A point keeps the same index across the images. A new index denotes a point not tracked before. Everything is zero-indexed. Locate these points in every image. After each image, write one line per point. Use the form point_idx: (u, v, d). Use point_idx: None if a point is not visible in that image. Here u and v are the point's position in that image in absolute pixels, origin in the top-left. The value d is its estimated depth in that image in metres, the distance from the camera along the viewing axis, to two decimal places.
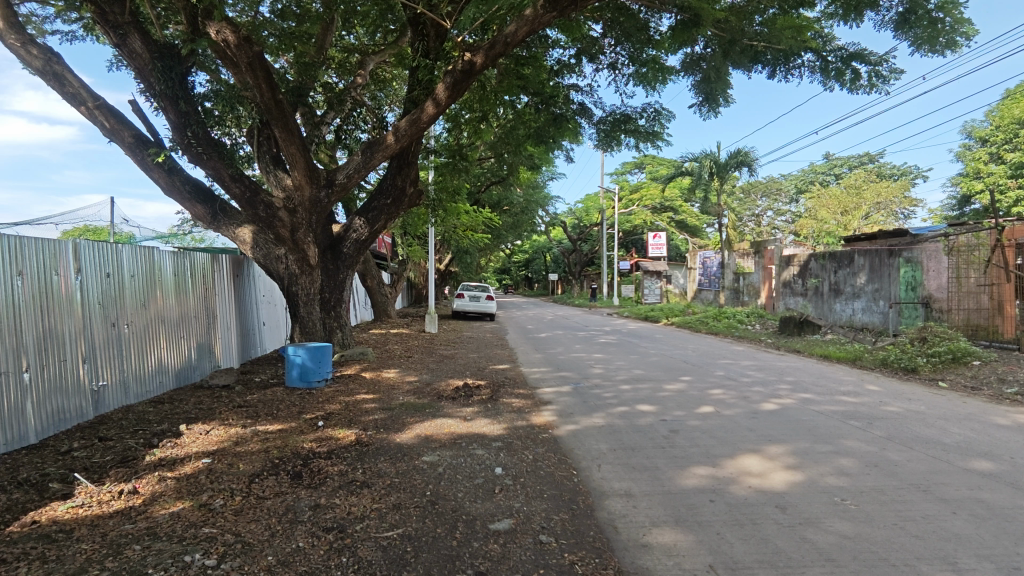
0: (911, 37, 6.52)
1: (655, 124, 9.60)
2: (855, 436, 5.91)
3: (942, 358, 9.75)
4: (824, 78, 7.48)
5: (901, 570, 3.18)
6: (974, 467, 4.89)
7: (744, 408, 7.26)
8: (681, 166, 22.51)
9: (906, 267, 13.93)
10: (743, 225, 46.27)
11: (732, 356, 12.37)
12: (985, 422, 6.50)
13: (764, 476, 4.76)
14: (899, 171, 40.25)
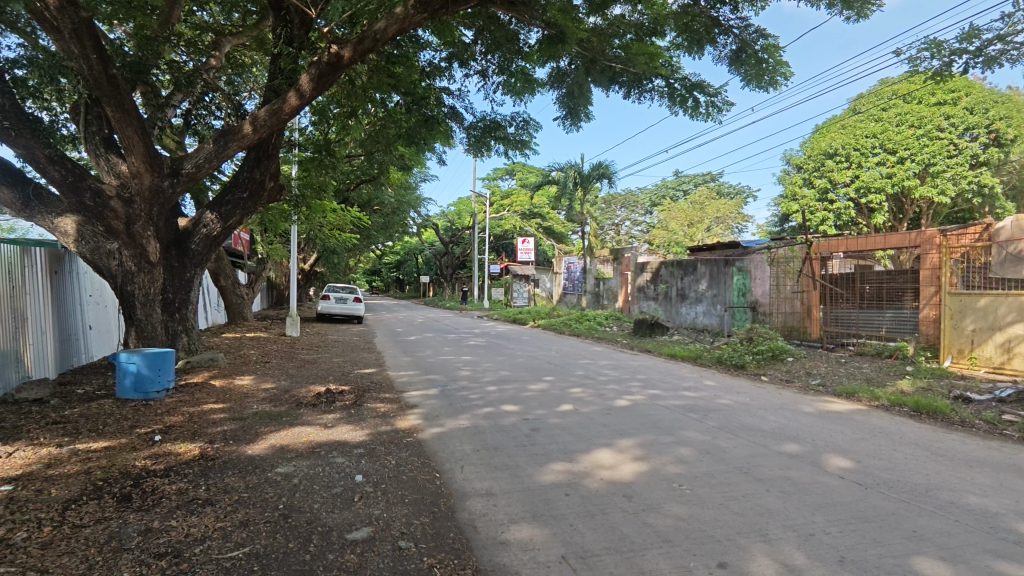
0: (741, 74, 7.41)
1: (523, 133, 9.90)
2: (693, 427, 6.57)
3: (764, 355, 11.17)
4: (671, 103, 8.25)
5: (724, 545, 3.59)
6: (784, 450, 5.68)
7: (599, 405, 7.75)
8: (549, 174, 23.53)
9: (738, 274, 15.68)
10: (604, 233, 49.34)
11: (592, 356, 13.14)
12: (794, 410, 7.56)
13: (614, 468, 5.12)
14: (735, 190, 45.44)
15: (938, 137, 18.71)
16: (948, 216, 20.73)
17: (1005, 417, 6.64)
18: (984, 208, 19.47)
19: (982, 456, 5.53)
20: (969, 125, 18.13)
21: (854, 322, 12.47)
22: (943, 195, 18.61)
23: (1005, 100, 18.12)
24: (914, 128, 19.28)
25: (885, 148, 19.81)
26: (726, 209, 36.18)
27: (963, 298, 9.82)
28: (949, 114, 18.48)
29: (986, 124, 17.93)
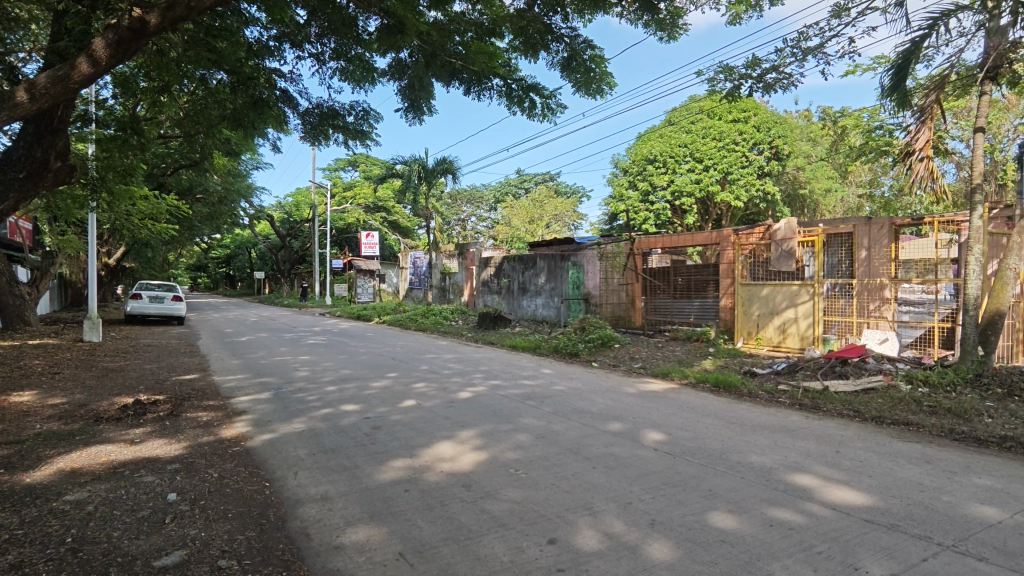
0: (572, 80, 7.91)
1: (363, 123, 9.55)
2: (530, 414, 6.91)
3: (595, 343, 12.09)
4: (509, 102, 8.53)
5: (554, 522, 3.83)
6: (609, 428, 6.21)
7: (442, 399, 7.81)
8: (393, 167, 23.03)
9: (572, 269, 16.73)
10: (451, 228, 49.54)
11: (437, 351, 13.17)
12: (619, 392, 8.31)
13: (454, 459, 5.20)
14: (571, 190, 48.45)
15: (734, 150, 21.72)
16: (742, 218, 24.13)
17: (780, 386, 7.94)
18: (768, 212, 23.03)
19: (763, 421, 6.56)
20: (756, 140, 21.38)
21: (669, 311, 14.02)
22: (737, 199, 21.65)
23: (781, 121, 21.70)
24: (715, 141, 22.11)
25: (694, 157, 22.44)
26: (563, 206, 38.74)
27: (751, 288, 11.54)
28: (742, 130, 21.54)
29: (769, 141, 21.35)
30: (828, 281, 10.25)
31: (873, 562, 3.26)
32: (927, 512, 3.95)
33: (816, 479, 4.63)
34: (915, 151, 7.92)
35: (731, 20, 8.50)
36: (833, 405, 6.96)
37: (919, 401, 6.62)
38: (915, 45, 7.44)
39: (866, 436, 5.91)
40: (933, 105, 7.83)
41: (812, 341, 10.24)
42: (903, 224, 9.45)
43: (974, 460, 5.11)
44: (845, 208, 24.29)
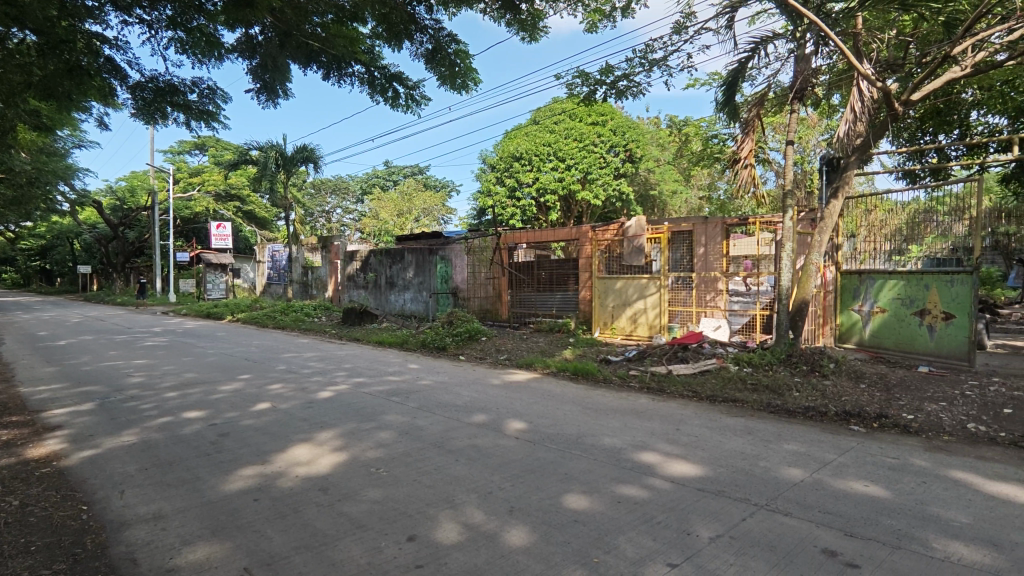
0: (437, 73, 7.83)
1: (208, 102, 8.65)
2: (394, 411, 6.77)
3: (462, 337, 12.15)
4: (371, 90, 8.23)
5: (414, 518, 3.79)
6: (473, 420, 6.28)
7: (300, 400, 7.38)
8: (247, 152, 21.29)
9: (441, 263, 16.81)
10: (314, 220, 46.91)
11: (297, 349, 12.43)
12: (485, 384, 8.45)
13: (311, 463, 4.94)
14: (441, 184, 48.19)
15: (593, 151, 22.98)
16: (601, 216, 25.57)
17: (632, 372, 8.57)
18: (624, 211, 24.68)
19: (615, 405, 7.04)
20: (612, 143, 22.82)
21: (533, 303, 14.51)
22: (596, 198, 22.91)
23: (633, 126, 23.31)
24: (577, 141, 23.25)
25: (557, 157, 23.41)
26: (432, 199, 38.53)
27: (606, 281, 12.36)
28: (600, 133, 22.84)
29: (624, 144, 22.89)
30: (672, 274, 11.30)
31: (703, 526, 3.63)
32: (747, 477, 4.49)
33: (658, 456, 5.05)
34: (741, 160, 8.93)
35: (588, 28, 8.95)
36: (675, 387, 7.67)
37: (744, 379, 7.50)
38: (742, 66, 8.35)
39: (701, 413, 6.59)
40: (755, 120, 8.88)
41: (659, 329, 11.37)
42: (733, 223, 10.56)
43: (785, 429, 5.90)
44: (688, 208, 27.01)
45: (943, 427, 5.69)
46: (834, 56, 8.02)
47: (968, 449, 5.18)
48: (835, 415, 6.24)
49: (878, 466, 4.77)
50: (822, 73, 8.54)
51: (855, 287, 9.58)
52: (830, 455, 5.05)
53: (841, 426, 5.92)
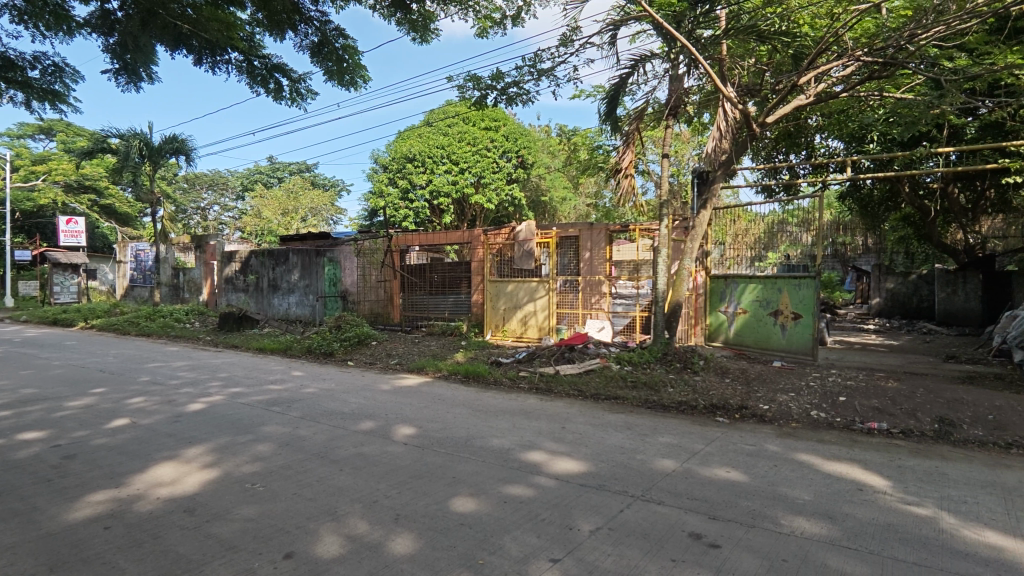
0: (323, 67, 7.51)
1: (55, 80, 7.64)
2: (274, 421, 6.38)
3: (350, 342, 11.74)
4: (251, 80, 7.72)
5: (293, 534, 3.59)
6: (360, 428, 6.09)
7: (166, 414, 6.74)
8: (103, 140, 19.08)
9: (328, 265, 16.16)
10: (187, 217, 43.06)
11: (164, 358, 11.33)
12: (374, 389, 8.22)
13: (176, 483, 4.52)
14: (330, 182, 46.28)
15: (486, 155, 23.30)
16: (493, 219, 25.97)
17: (521, 373, 8.76)
18: (516, 215, 25.26)
19: (505, 406, 7.15)
20: (505, 149, 23.42)
21: (425, 306, 14.35)
22: (489, 202, 23.25)
23: (526, 133, 24.21)
24: (470, 146, 23.29)
25: (450, 160, 23.14)
26: (320, 199, 36.92)
27: (497, 284, 12.51)
28: (493, 137, 23.24)
29: (516, 151, 23.66)
30: (560, 277, 11.72)
31: (584, 520, 3.78)
32: (625, 470, 4.75)
33: (544, 454, 5.21)
34: (622, 170, 9.47)
35: (479, 33, 9.04)
36: (562, 387, 7.95)
37: (625, 377, 7.94)
38: (623, 81, 8.85)
39: (585, 411, 6.88)
40: (634, 133, 9.44)
41: (547, 330, 11.74)
42: (615, 229, 11.12)
43: (661, 423, 6.32)
44: (576, 214, 28.18)
45: (792, 415, 6.39)
46: (703, 78, 8.74)
47: (811, 434, 5.85)
48: (704, 408, 6.79)
49: (739, 453, 5.24)
50: (693, 93, 9.28)
51: (722, 290, 10.50)
52: (699, 445, 5.48)
53: (709, 418, 6.46)
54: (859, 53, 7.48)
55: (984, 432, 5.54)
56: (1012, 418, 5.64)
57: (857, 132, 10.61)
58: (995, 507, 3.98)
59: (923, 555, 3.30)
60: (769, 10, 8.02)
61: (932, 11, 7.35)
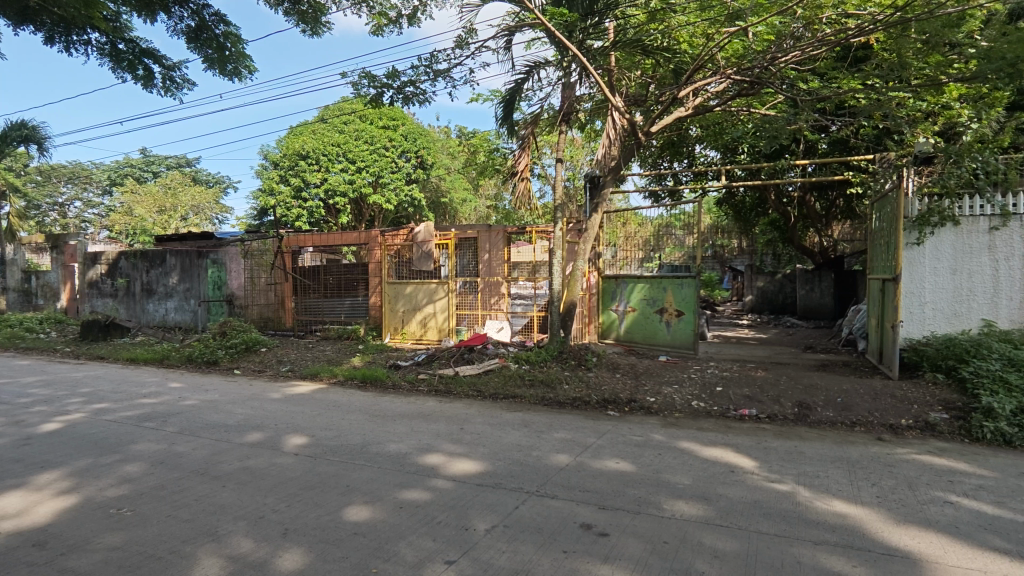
0: (202, 55, 6.99)
1: None
2: (146, 438, 5.84)
3: (237, 349, 11.00)
4: (115, 64, 7.00)
5: (165, 560, 3.31)
6: (246, 440, 5.73)
7: (12, 437, 5.94)
8: None
9: (212, 267, 15.06)
10: (42, 214, 38.21)
11: (10, 374, 9.98)
12: (263, 399, 7.77)
13: (23, 514, 4.00)
14: (215, 178, 43.07)
15: (384, 155, 22.77)
16: (392, 220, 25.42)
17: (420, 376, 8.67)
18: (415, 216, 24.92)
19: (403, 410, 7.04)
20: (404, 149, 23.06)
21: (319, 310, 13.77)
22: (388, 202, 22.71)
23: (425, 133, 23.99)
24: (367, 144, 22.61)
25: (347, 158, 22.37)
26: (202, 196, 34.25)
27: (396, 286, 12.27)
28: (391, 137, 22.77)
29: (415, 151, 23.37)
30: (460, 278, 11.72)
31: (480, 519, 3.82)
32: (521, 468, 4.85)
33: (442, 456, 5.19)
34: (518, 173, 9.66)
35: (374, 30, 8.83)
36: (461, 389, 7.98)
37: (522, 376, 8.10)
38: (519, 86, 9.02)
39: (484, 411, 6.94)
40: (530, 137, 9.66)
41: (447, 332, 11.73)
42: (513, 231, 11.30)
43: (556, 419, 6.52)
44: (476, 215, 28.37)
45: (675, 406, 6.85)
46: (593, 87, 9.13)
47: (692, 423, 6.31)
48: (597, 403, 7.12)
49: (627, 444, 5.54)
50: (585, 100, 9.67)
51: (613, 290, 11.02)
52: (591, 439, 5.72)
53: (601, 413, 6.77)
54: (730, 71, 8.15)
55: (834, 413, 6.25)
56: (855, 400, 6.42)
57: (730, 143, 11.57)
58: (841, 479, 4.51)
59: (782, 527, 3.67)
60: (652, 26, 8.53)
61: (790, 38, 8.18)
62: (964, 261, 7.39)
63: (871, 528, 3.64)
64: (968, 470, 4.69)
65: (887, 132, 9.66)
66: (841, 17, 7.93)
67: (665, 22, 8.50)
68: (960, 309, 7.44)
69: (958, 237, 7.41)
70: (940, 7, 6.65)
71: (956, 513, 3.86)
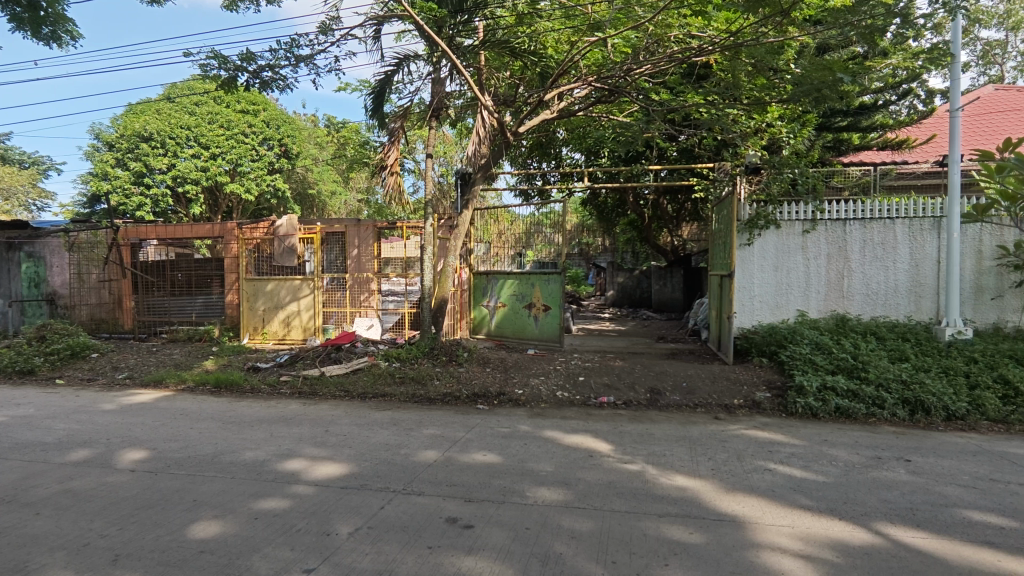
0: (9, 14, 5.96)
1: None
2: None
3: (60, 355, 9.58)
4: None
5: None
6: (69, 459, 5.04)
7: None
8: None
9: (26, 262, 13.09)
10: None
11: None
12: (92, 411, 6.87)
13: None
14: (31, 158, 37.06)
15: (243, 141, 21.01)
16: (253, 212, 23.59)
17: (283, 377, 8.18)
18: (279, 208, 23.37)
19: (261, 415, 6.61)
20: (265, 136, 21.45)
21: (165, 309, 12.44)
22: (248, 192, 20.99)
23: (290, 121, 22.53)
24: (223, 129, 20.72)
25: (198, 142, 20.33)
26: (13, 178, 29.32)
27: (255, 283, 11.48)
28: (250, 122, 21.08)
29: (278, 139, 21.83)
30: (327, 275, 11.21)
31: (342, 523, 3.71)
32: (388, 467, 4.78)
33: (304, 461, 4.96)
34: (387, 167, 9.45)
35: (227, 5, 8.12)
36: (327, 390, 7.68)
37: (392, 373, 7.96)
38: (388, 78, 8.82)
39: (351, 412, 6.73)
40: (399, 131, 9.48)
41: (314, 331, 11.20)
42: (383, 226, 11.01)
43: (426, 416, 6.50)
44: (347, 209, 27.37)
45: (541, 397, 7.15)
46: (463, 85, 9.18)
47: (556, 412, 6.62)
48: (467, 398, 7.22)
49: (494, 436, 5.67)
50: (455, 97, 9.71)
51: (484, 286, 11.21)
52: (460, 433, 5.78)
53: (470, 407, 6.88)
54: (592, 78, 8.63)
55: (680, 397, 6.89)
56: (698, 383, 7.13)
57: (593, 146, 12.26)
58: (684, 456, 4.99)
59: (632, 503, 3.99)
60: (520, 29, 8.75)
61: (644, 52, 8.82)
62: (784, 259, 8.50)
63: (706, 497, 4.08)
64: (785, 440, 5.43)
65: (724, 144, 10.83)
66: (687, 37, 8.72)
67: (532, 26, 8.77)
68: (781, 301, 8.55)
69: (779, 239, 8.50)
70: (764, 36, 7.57)
71: (773, 478, 4.45)
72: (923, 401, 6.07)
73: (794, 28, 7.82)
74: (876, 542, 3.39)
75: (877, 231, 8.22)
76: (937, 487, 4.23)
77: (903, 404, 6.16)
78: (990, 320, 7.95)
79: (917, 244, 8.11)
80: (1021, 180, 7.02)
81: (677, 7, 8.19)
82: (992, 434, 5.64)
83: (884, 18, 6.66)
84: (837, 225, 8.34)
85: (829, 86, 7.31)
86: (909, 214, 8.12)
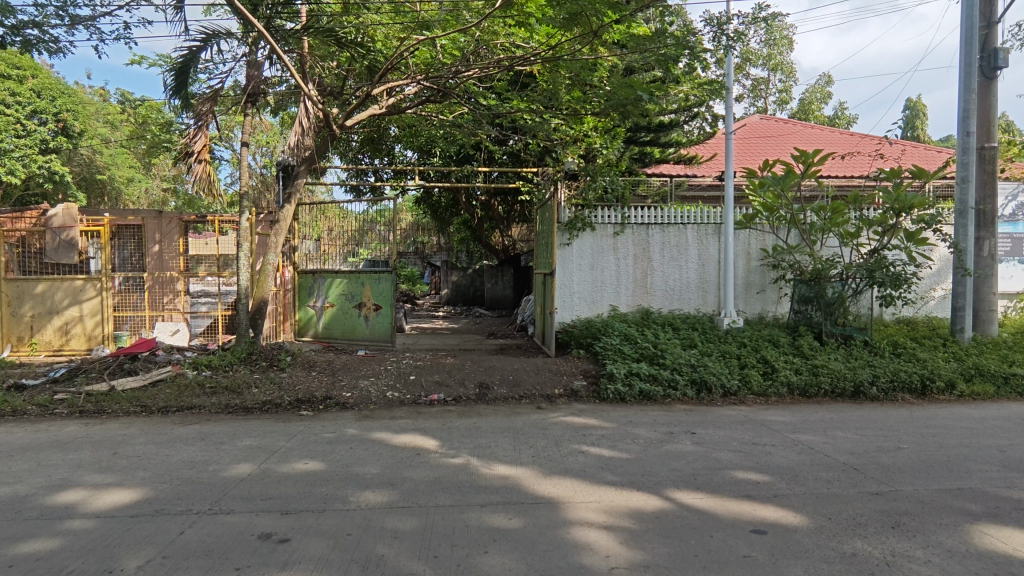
0: None
1: None
2: None
3: None
4: None
5: None
6: None
7: None
8: None
9: None
10: None
11: None
12: None
13: None
14: None
15: (2, 112, 16.97)
16: (17, 197, 19.56)
17: (57, 396, 6.92)
18: (56, 194, 19.70)
19: (26, 441, 5.53)
20: (35, 108, 17.77)
21: None
22: (12, 174, 17.25)
23: (69, 92, 19.06)
24: None
25: None
26: None
27: (20, 284, 9.60)
28: (12, 90, 17.18)
29: (54, 113, 18.29)
30: (118, 275, 9.73)
31: (130, 557, 3.26)
32: (192, 487, 4.31)
33: (81, 491, 4.26)
34: (193, 154, 8.44)
35: None
36: (118, 405, 6.68)
37: (201, 383, 7.18)
38: (194, 55, 7.90)
39: (148, 429, 5.93)
40: (208, 115, 8.57)
41: (101, 339, 9.68)
42: (191, 220, 9.84)
43: (240, 427, 5.98)
44: (144, 198, 24.11)
45: (370, 398, 6.98)
46: (284, 71, 8.57)
47: (386, 413, 6.52)
48: (289, 405, 6.79)
49: (318, 443, 5.41)
50: (274, 84, 9.06)
51: (310, 285, 10.63)
52: (279, 442, 5.42)
53: (293, 415, 6.49)
54: (421, 78, 8.65)
55: (507, 390, 7.21)
56: (523, 376, 7.52)
57: (424, 144, 12.27)
58: (507, 446, 5.23)
59: (456, 497, 4.08)
60: (345, 18, 8.42)
61: (472, 56, 9.02)
62: (598, 259, 9.31)
63: (526, 483, 4.32)
64: (596, 424, 5.96)
65: (547, 151, 11.55)
66: (511, 46, 9.14)
67: (358, 17, 8.49)
68: (596, 297, 9.35)
69: (594, 240, 9.30)
70: (579, 53, 8.19)
71: (586, 459, 4.87)
72: (707, 380, 7.10)
73: (603, 49, 8.59)
74: (666, 506, 3.89)
75: (672, 235, 9.39)
76: (714, 454, 4.96)
77: (692, 384, 7.13)
78: (756, 310, 9.50)
79: (703, 247, 9.41)
80: (775, 195, 8.60)
81: (501, 16, 8.51)
82: (755, 405, 6.79)
83: (676, 48, 7.61)
84: (642, 228, 9.35)
85: (632, 103, 8.15)
86: (696, 220, 9.38)
